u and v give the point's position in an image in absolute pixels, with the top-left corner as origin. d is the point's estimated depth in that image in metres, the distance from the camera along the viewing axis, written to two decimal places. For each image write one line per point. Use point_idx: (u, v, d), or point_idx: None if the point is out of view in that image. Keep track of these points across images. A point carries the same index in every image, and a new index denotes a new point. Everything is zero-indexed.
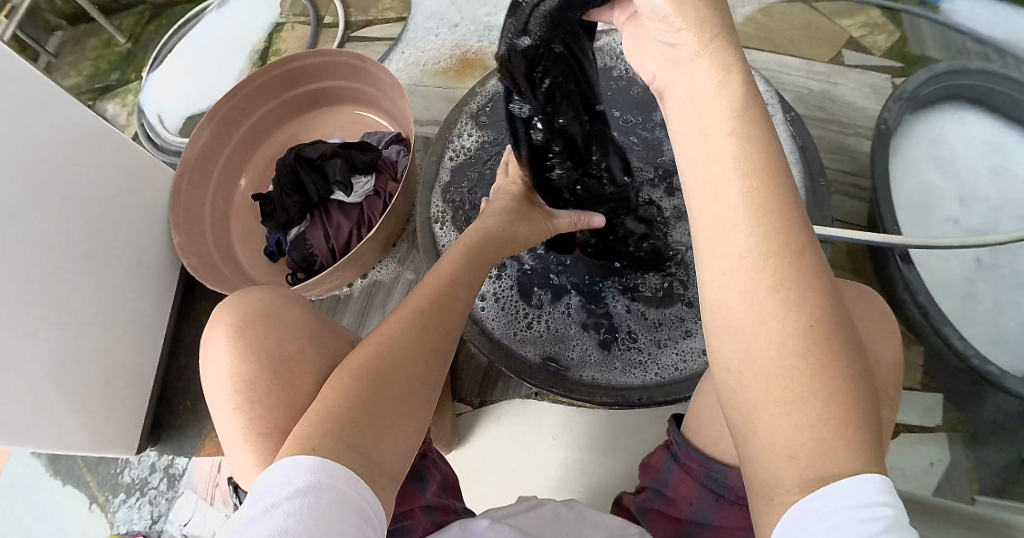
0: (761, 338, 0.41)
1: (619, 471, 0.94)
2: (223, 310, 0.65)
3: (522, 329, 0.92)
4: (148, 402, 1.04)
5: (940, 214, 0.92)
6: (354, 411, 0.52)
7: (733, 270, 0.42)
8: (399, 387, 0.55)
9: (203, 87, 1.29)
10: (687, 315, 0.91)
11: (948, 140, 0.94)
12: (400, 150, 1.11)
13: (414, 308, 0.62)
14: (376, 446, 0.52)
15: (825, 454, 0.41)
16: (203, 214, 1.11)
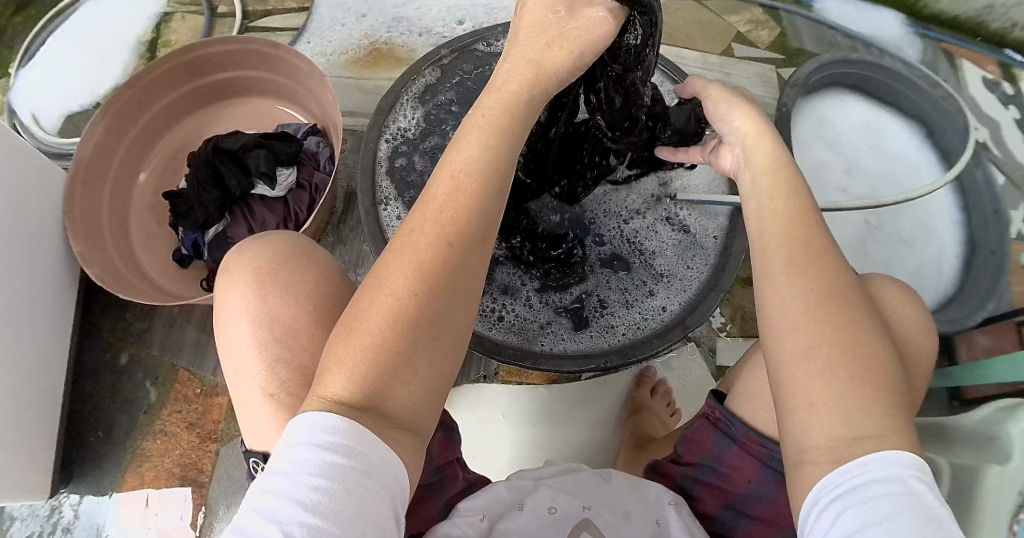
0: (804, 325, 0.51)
1: (577, 442, 0.98)
2: (234, 259, 0.58)
3: (488, 313, 0.91)
4: (56, 437, 0.91)
5: (830, 185, 1.08)
6: (360, 366, 0.47)
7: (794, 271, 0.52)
8: (411, 336, 0.49)
9: (84, 82, 1.15)
10: (649, 282, 0.94)
11: (836, 120, 1.11)
12: (320, 140, 1.05)
13: (427, 228, 0.51)
14: (387, 390, 0.48)
15: (846, 412, 0.48)
16: (100, 220, 0.99)
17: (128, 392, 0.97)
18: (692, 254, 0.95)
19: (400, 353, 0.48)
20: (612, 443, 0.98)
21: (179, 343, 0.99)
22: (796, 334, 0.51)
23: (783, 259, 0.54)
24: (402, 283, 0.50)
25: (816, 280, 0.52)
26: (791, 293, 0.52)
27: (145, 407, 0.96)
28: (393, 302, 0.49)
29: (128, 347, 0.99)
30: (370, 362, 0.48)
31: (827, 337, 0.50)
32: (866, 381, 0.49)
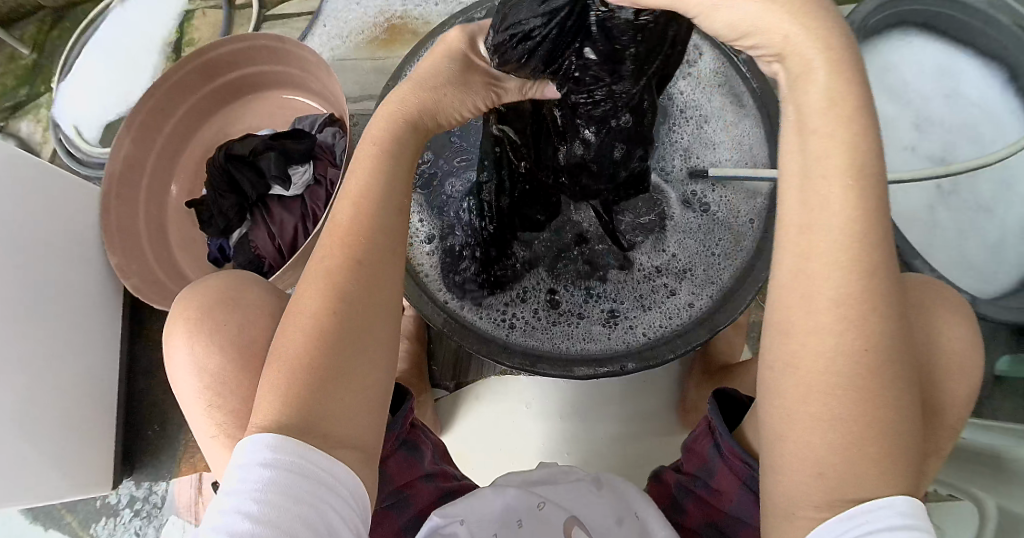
0: (815, 352, 0.44)
1: (609, 434, 0.94)
2: (180, 308, 0.59)
3: (497, 311, 0.87)
4: (115, 434, 0.99)
5: (896, 143, 0.95)
6: (296, 408, 0.48)
7: (804, 272, 0.45)
8: (342, 357, 0.50)
9: (121, 91, 1.19)
10: (662, 273, 0.89)
11: (900, 67, 0.97)
12: (336, 132, 1.05)
13: (338, 255, 0.52)
14: (330, 420, 0.49)
15: (853, 474, 0.43)
16: (138, 228, 1.04)
17: None
18: (710, 242, 0.89)
19: (347, 375, 0.50)
20: (643, 432, 0.94)
21: None
22: (808, 391, 0.44)
23: (799, 275, 0.45)
24: (322, 307, 0.50)
25: (841, 314, 0.43)
26: (803, 327, 0.44)
27: None
28: (308, 326, 0.50)
29: None
30: (313, 393, 0.49)
31: (844, 395, 0.43)
32: (882, 429, 0.43)
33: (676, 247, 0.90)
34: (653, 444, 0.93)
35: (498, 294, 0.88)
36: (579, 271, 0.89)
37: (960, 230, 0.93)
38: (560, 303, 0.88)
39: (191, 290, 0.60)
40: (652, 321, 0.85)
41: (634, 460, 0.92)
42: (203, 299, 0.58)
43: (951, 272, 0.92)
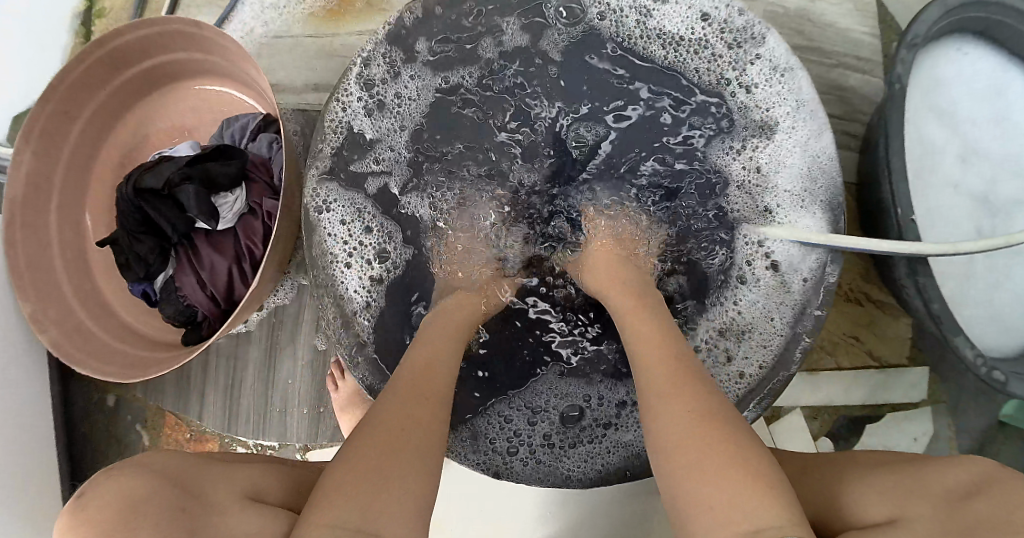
0: (678, 415, 0.59)
1: (604, 496, 0.88)
2: (81, 517, 0.57)
3: (512, 429, 0.83)
4: (60, 484, 0.93)
5: (938, 178, 0.81)
6: (343, 496, 0.54)
7: (642, 341, 0.70)
8: (383, 458, 0.58)
9: (33, 77, 0.99)
10: (723, 335, 0.84)
11: (949, 82, 0.82)
12: (272, 141, 0.89)
13: (405, 376, 0.68)
14: (371, 520, 0.53)
15: (738, 507, 0.51)
16: (53, 260, 0.92)
17: (122, 435, 0.96)
18: (773, 295, 0.83)
19: (378, 478, 0.56)
20: (641, 491, 0.89)
21: (160, 387, 0.94)
22: (685, 450, 0.56)
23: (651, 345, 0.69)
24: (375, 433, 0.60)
25: (698, 401, 0.60)
26: (673, 408, 0.60)
27: (140, 450, 0.96)
28: (359, 441, 0.60)
29: (112, 389, 0.96)
30: (357, 500, 0.53)
31: (721, 459, 0.54)
32: (767, 488, 0.52)
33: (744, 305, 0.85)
34: (646, 504, 0.89)
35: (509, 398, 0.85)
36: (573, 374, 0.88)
37: (992, 281, 0.82)
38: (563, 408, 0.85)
39: (95, 483, 0.59)
40: None
41: (630, 520, 0.89)
42: (106, 506, 0.56)
43: (986, 330, 0.81)
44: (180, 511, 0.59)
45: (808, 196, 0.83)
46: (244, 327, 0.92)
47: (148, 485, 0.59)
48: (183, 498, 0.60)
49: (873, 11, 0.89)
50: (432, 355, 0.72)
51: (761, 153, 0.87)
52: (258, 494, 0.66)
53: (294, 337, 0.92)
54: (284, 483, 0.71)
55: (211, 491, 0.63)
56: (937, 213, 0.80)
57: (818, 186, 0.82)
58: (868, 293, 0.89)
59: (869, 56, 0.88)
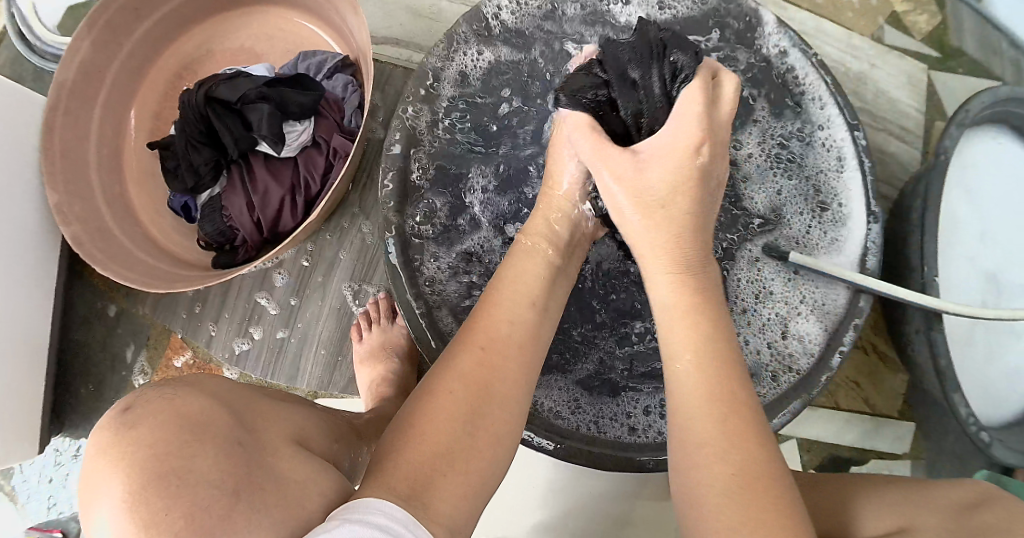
0: (703, 475, 0.51)
1: (602, 491, 0.90)
2: (118, 443, 0.42)
3: (625, 412, 0.77)
4: (43, 388, 0.88)
5: (957, 249, 0.89)
6: (412, 458, 0.50)
7: (686, 423, 0.54)
8: (453, 442, 0.51)
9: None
10: (772, 323, 0.82)
11: (981, 167, 0.90)
12: (349, 83, 0.88)
13: (501, 333, 0.58)
14: (433, 501, 0.48)
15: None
16: (87, 155, 0.88)
17: (117, 349, 0.91)
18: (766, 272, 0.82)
19: (453, 449, 0.51)
20: (639, 494, 0.91)
21: (174, 305, 0.91)
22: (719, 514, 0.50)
23: (680, 415, 0.55)
24: (472, 383, 0.54)
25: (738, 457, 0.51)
26: (695, 458, 0.52)
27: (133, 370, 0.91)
28: (445, 405, 0.53)
29: (118, 300, 0.92)
30: (418, 466, 0.49)
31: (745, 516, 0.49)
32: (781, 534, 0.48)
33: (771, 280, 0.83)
34: (636, 507, 0.91)
35: (563, 362, 0.79)
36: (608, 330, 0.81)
37: (988, 352, 0.90)
38: (617, 345, 0.80)
39: (146, 397, 0.44)
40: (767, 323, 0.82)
41: (620, 520, 0.91)
42: (161, 425, 0.43)
43: (974, 397, 0.89)
44: (230, 447, 0.45)
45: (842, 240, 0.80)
46: (277, 259, 0.90)
47: (201, 412, 0.45)
48: (238, 431, 0.47)
49: (923, 89, 0.96)
50: (518, 309, 0.61)
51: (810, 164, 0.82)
52: (301, 433, 0.57)
53: (326, 280, 0.91)
54: (322, 426, 0.62)
55: (267, 433, 0.50)
56: (955, 281, 0.87)
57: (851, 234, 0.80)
58: (875, 345, 0.96)
59: (913, 128, 0.95)
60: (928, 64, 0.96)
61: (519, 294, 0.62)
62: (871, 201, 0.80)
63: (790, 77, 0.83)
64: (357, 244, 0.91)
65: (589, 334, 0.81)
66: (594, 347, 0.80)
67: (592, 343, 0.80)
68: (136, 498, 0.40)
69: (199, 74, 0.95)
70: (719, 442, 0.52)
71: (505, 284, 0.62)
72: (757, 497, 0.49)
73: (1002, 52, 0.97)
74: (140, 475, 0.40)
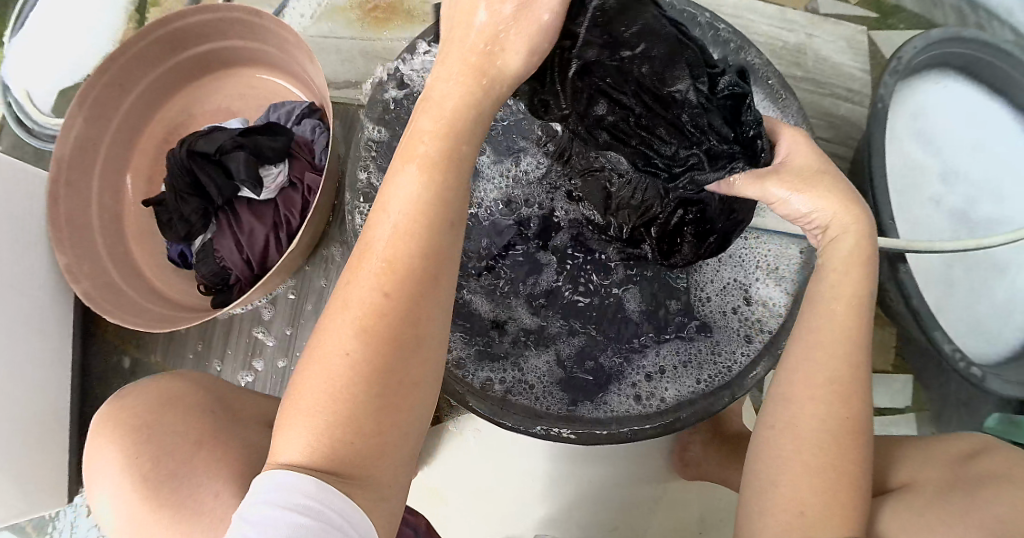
0: (812, 414, 0.58)
1: (602, 479, 0.91)
2: (113, 413, 0.63)
3: (628, 387, 0.79)
4: (68, 443, 0.93)
5: (920, 194, 0.90)
6: (330, 431, 0.50)
7: (804, 379, 0.59)
8: (375, 409, 0.51)
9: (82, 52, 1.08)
10: (731, 288, 0.84)
11: (932, 111, 0.92)
12: (316, 125, 0.95)
13: (390, 276, 0.52)
14: (371, 469, 0.51)
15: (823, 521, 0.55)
16: (91, 221, 0.95)
17: None
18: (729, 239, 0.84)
19: (375, 420, 0.51)
20: (640, 478, 0.91)
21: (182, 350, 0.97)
22: (800, 473, 0.57)
23: (804, 378, 0.59)
24: (371, 330, 0.51)
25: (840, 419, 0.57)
26: (808, 412, 0.58)
27: None
28: (332, 363, 0.51)
29: (131, 352, 0.98)
30: (332, 430, 0.50)
31: (826, 479, 0.56)
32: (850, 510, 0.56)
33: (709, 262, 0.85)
34: (640, 492, 0.91)
35: (532, 360, 0.81)
36: (573, 315, 0.84)
37: (972, 290, 0.90)
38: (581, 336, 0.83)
39: (138, 388, 0.65)
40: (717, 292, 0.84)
41: (626, 506, 0.91)
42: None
43: (963, 338, 0.88)
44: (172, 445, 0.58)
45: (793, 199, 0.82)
46: (272, 295, 0.96)
47: (180, 395, 0.64)
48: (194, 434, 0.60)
49: (865, 50, 0.99)
50: (413, 240, 0.52)
51: None
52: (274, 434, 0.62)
53: (317, 308, 0.96)
54: None
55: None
56: (924, 226, 0.89)
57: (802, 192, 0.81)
58: None
59: (859, 88, 0.98)
60: (867, 25, 1.00)
61: (431, 242, 0.53)
62: None
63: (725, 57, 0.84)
64: (342, 272, 0.97)
65: (551, 329, 0.83)
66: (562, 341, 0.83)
67: (557, 336, 0.83)
68: (123, 452, 0.59)
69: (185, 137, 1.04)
70: (824, 458, 0.56)
71: (400, 225, 0.52)
72: (839, 456, 0.56)
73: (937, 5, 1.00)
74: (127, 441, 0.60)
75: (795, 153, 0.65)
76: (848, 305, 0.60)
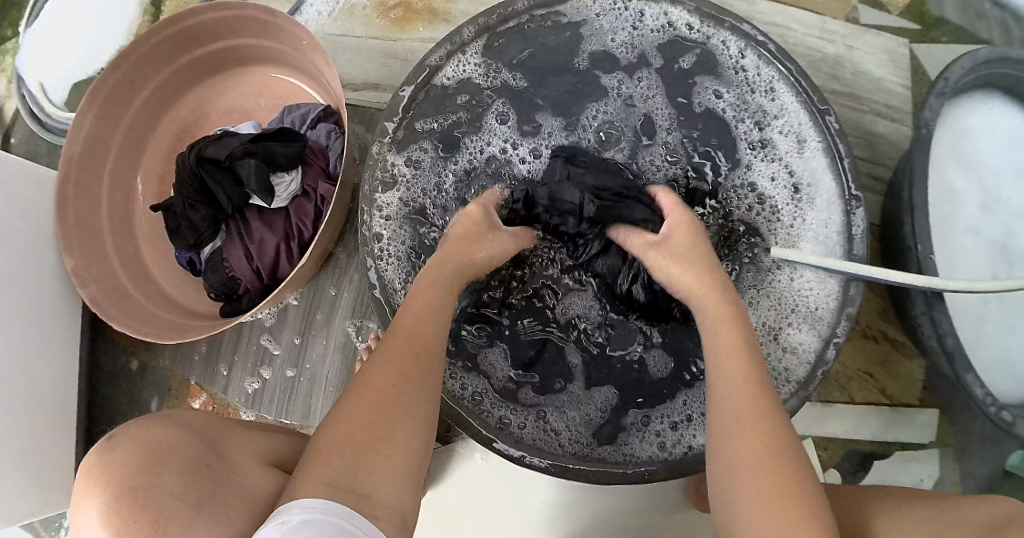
0: (740, 453, 0.57)
1: (616, 507, 0.90)
2: (97, 467, 0.51)
3: (653, 432, 0.79)
4: (75, 442, 0.93)
5: (956, 222, 0.86)
6: (333, 458, 0.53)
7: (739, 406, 0.59)
8: (381, 435, 0.55)
9: (93, 41, 1.05)
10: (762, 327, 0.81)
11: (975, 134, 0.87)
12: (331, 130, 0.92)
13: (412, 343, 0.61)
14: (364, 485, 0.52)
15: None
16: (100, 221, 0.94)
17: (143, 400, 0.97)
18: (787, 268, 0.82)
19: (373, 443, 0.54)
20: (654, 507, 0.90)
21: (190, 355, 0.96)
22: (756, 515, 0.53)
23: (747, 414, 0.58)
24: (386, 385, 0.57)
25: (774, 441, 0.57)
26: (745, 443, 0.57)
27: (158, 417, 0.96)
28: (368, 400, 0.56)
29: (141, 354, 0.98)
30: (344, 461, 0.53)
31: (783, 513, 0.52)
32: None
33: (780, 275, 0.82)
34: (654, 520, 0.90)
35: (545, 410, 0.81)
36: (598, 355, 0.83)
37: (1006, 325, 0.86)
38: (599, 384, 0.82)
39: (126, 429, 0.54)
40: (782, 309, 0.81)
41: (641, 536, 0.90)
42: (136, 448, 0.52)
43: (994, 376, 0.85)
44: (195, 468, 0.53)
45: (827, 236, 0.81)
46: (281, 305, 0.95)
47: (173, 440, 0.54)
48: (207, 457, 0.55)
49: (906, 64, 0.94)
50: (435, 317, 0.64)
51: (781, 164, 0.84)
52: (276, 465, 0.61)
53: (330, 318, 0.94)
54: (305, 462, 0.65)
55: (233, 453, 0.58)
56: (960, 257, 0.85)
57: (832, 229, 0.80)
58: (883, 331, 0.93)
59: (899, 105, 0.94)
60: (909, 37, 0.95)
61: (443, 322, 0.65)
62: (849, 182, 0.79)
63: (756, 88, 0.85)
64: (355, 283, 0.95)
65: (565, 376, 0.83)
66: (578, 387, 0.82)
67: (573, 382, 0.82)
68: (109, 509, 0.49)
69: (197, 135, 1.01)
70: (778, 497, 0.54)
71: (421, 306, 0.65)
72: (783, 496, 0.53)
73: (984, 17, 0.95)
74: (110, 491, 0.49)
75: (676, 228, 0.74)
76: (775, 339, 0.61)
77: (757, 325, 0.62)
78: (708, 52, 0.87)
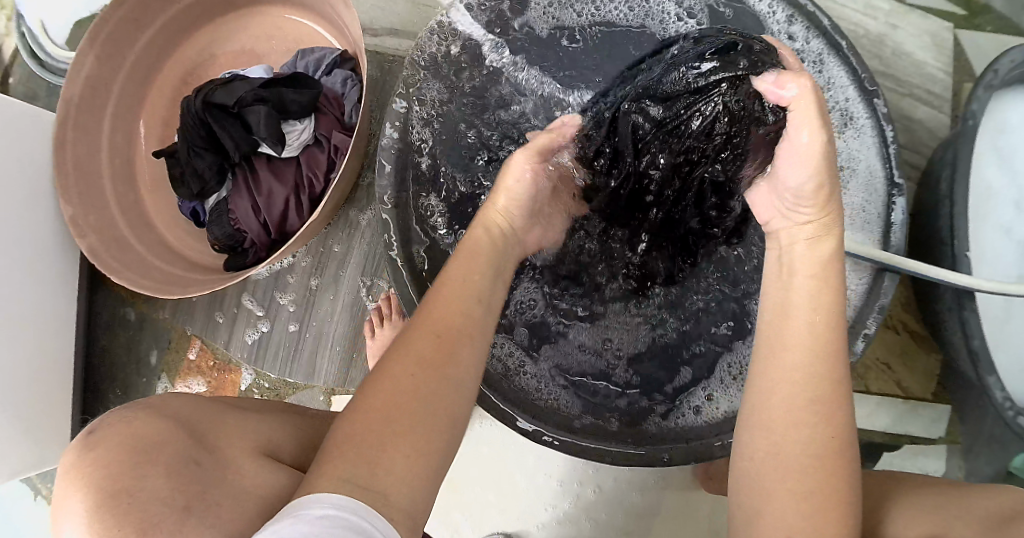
0: (794, 436, 0.52)
1: (624, 479, 0.89)
2: (79, 463, 0.47)
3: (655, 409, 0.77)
4: (71, 394, 0.91)
5: (988, 219, 0.83)
6: (349, 451, 0.47)
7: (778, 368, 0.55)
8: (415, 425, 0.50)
9: None
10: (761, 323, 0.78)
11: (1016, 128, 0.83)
12: (347, 77, 0.87)
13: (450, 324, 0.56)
14: (385, 481, 0.47)
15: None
16: (100, 165, 0.89)
17: (141, 354, 0.94)
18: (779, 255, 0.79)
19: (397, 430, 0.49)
20: (662, 483, 0.89)
21: (191, 310, 0.93)
22: (790, 482, 0.51)
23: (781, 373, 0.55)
24: (407, 374, 0.52)
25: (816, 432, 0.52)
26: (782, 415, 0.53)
27: (157, 371, 0.94)
28: (395, 387, 0.51)
29: (139, 306, 0.95)
30: (359, 451, 0.47)
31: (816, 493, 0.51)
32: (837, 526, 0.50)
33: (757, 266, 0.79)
34: (660, 498, 0.89)
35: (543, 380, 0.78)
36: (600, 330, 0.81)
37: None
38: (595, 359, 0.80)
39: (107, 422, 0.50)
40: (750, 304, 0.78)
41: (646, 512, 0.89)
42: (116, 447, 0.47)
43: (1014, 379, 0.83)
44: (184, 463, 0.49)
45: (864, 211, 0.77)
46: (288, 260, 0.91)
47: (160, 430, 0.50)
48: (195, 450, 0.51)
49: (950, 49, 0.90)
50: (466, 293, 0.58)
51: None
52: (266, 445, 0.58)
53: (340, 274, 0.91)
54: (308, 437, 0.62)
55: (227, 442, 0.54)
56: (991, 255, 0.82)
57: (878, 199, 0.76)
58: (906, 323, 0.91)
59: (940, 91, 0.89)
60: (953, 21, 0.91)
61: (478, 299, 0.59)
62: (893, 168, 0.74)
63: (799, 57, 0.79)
64: (365, 240, 0.91)
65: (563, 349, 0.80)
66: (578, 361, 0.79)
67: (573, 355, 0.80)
68: (93, 514, 0.45)
69: (203, 79, 0.96)
70: (816, 480, 0.51)
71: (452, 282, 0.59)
72: (824, 484, 0.51)
73: None
74: (95, 494, 0.46)
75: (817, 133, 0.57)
76: (820, 306, 0.56)
77: (812, 282, 0.57)
78: (745, 16, 0.80)
